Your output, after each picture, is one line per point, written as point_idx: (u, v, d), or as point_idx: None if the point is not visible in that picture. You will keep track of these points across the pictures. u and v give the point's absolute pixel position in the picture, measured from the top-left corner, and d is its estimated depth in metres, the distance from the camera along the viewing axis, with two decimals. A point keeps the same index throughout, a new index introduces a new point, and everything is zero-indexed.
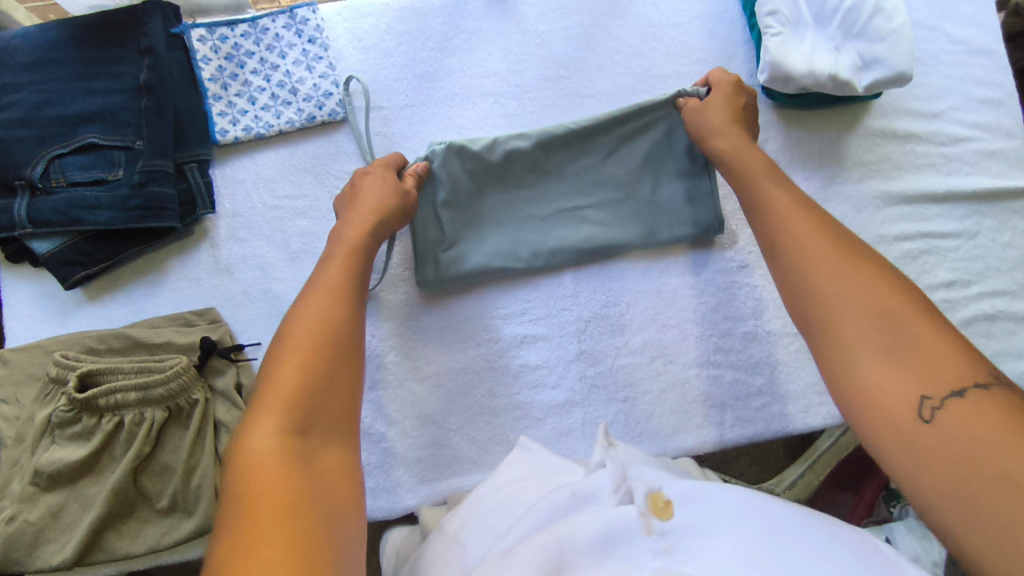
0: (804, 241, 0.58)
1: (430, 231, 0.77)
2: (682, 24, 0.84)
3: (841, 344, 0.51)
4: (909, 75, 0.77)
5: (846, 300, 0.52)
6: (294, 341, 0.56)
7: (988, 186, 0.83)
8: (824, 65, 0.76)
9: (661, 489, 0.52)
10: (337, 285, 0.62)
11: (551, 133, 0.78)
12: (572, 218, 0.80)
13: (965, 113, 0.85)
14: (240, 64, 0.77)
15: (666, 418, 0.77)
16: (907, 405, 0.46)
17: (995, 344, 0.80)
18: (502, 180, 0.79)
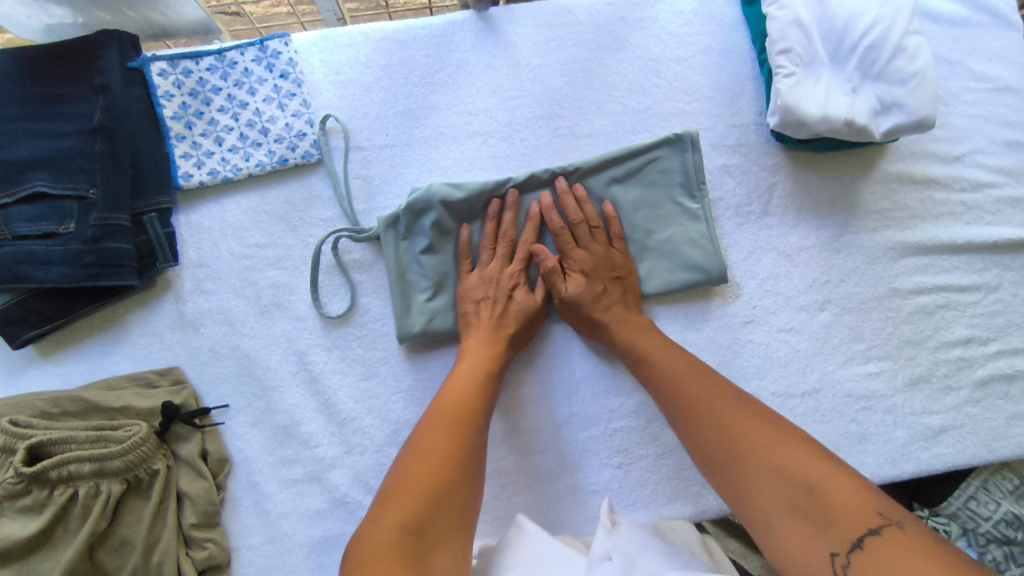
0: (704, 405, 0.62)
1: (406, 277, 0.72)
2: (686, 57, 0.78)
3: (759, 509, 0.55)
4: (931, 121, 0.71)
5: (752, 466, 0.56)
6: (416, 450, 0.58)
7: (1011, 237, 0.78)
8: (839, 110, 0.70)
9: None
10: (458, 395, 0.63)
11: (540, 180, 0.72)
12: (563, 270, 0.73)
13: (988, 157, 0.80)
14: (205, 101, 0.71)
15: (663, 485, 0.72)
16: (822, 565, 0.49)
17: (1013, 406, 0.76)
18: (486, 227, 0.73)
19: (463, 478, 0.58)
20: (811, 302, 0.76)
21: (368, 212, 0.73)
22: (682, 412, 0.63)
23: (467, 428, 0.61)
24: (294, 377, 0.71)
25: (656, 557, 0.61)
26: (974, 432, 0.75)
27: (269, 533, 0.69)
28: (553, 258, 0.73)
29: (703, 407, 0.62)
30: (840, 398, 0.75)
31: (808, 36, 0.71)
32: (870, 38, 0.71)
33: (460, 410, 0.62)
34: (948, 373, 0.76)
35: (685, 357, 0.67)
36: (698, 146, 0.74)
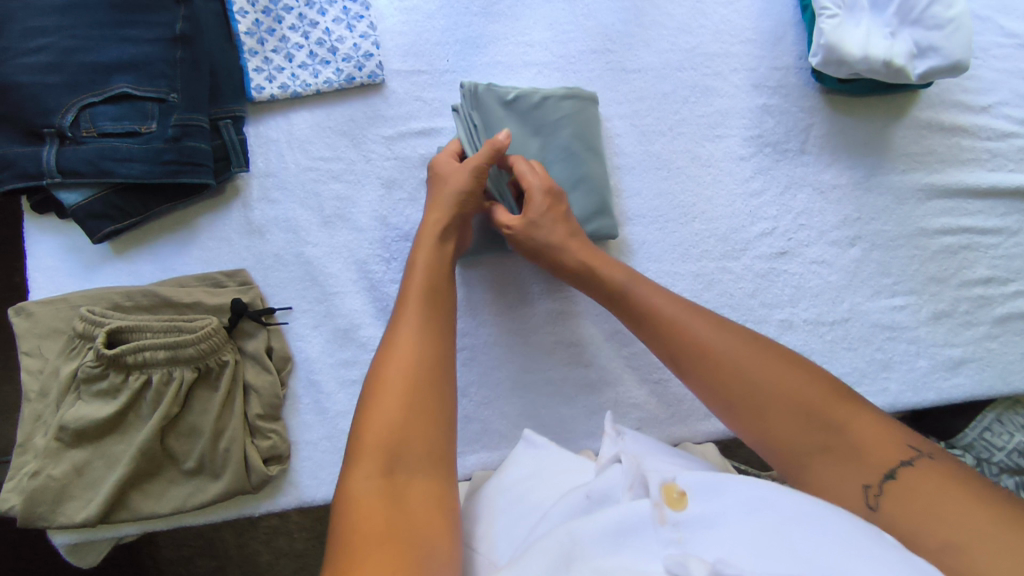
0: (719, 350, 0.58)
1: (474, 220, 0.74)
2: (732, 2, 0.82)
3: (788, 448, 0.53)
4: (965, 65, 0.75)
5: (777, 409, 0.54)
6: (386, 377, 0.55)
7: None
8: (878, 49, 0.74)
9: (674, 479, 0.48)
10: (427, 277, 0.63)
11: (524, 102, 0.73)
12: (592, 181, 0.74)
13: (1013, 109, 0.84)
14: (277, 19, 0.75)
15: (699, 402, 0.76)
16: (856, 498, 0.49)
17: None
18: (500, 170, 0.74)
19: (435, 341, 0.59)
20: (842, 238, 0.81)
21: (428, 132, 0.77)
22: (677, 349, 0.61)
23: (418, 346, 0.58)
24: (354, 285, 0.75)
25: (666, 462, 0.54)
26: (991, 365, 0.79)
27: (327, 430, 0.72)
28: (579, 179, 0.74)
29: (711, 347, 0.58)
30: (866, 328, 0.79)
31: None
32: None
33: (416, 308, 0.60)
34: (968, 309, 0.81)
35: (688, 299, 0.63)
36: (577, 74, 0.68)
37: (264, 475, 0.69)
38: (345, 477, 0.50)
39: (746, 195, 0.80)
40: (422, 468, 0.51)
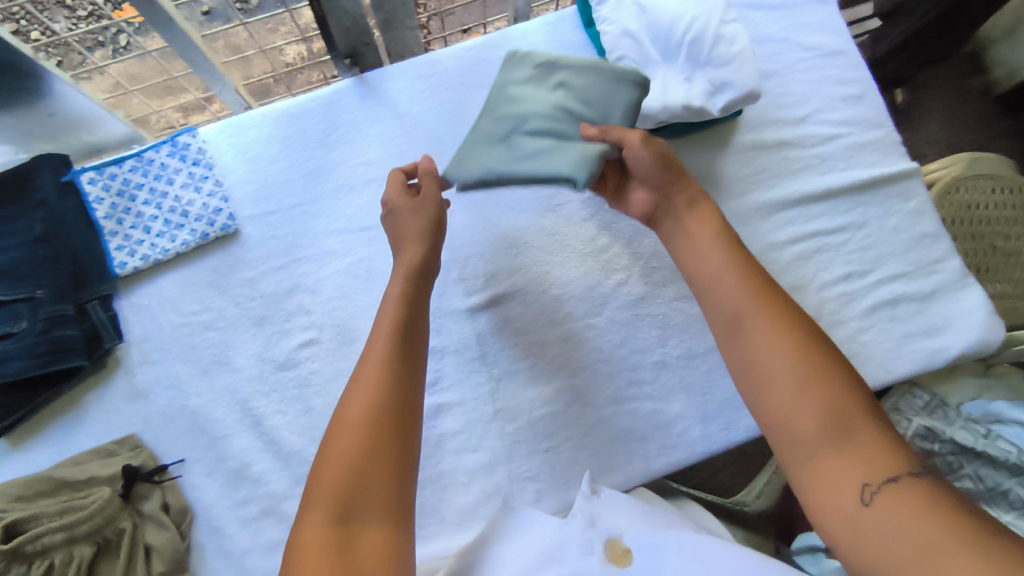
0: (759, 333, 0.62)
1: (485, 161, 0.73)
2: None
3: (794, 426, 0.58)
4: (759, 91, 0.81)
5: (853, 405, 0.57)
6: (342, 424, 0.59)
7: (865, 178, 0.86)
8: (676, 97, 0.80)
9: (620, 537, 0.65)
10: (400, 319, 0.66)
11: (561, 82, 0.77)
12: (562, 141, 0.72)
13: (830, 113, 0.88)
14: (131, 197, 0.81)
15: (595, 459, 0.79)
16: (849, 492, 0.53)
17: (901, 328, 0.83)
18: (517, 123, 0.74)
19: (410, 399, 0.62)
20: None
21: (286, 266, 0.82)
22: (728, 327, 0.65)
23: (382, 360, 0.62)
24: (240, 424, 0.78)
25: (624, 506, 0.70)
26: (870, 358, 0.82)
27: (234, 571, 0.74)
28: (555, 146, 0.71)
29: (739, 320, 0.64)
30: None
31: (638, 43, 0.83)
32: (692, 32, 0.81)
33: (380, 369, 0.62)
34: (834, 309, 0.83)
35: (757, 275, 0.67)
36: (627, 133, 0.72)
37: None
38: (301, 523, 0.54)
39: (595, 253, 0.84)
40: (376, 514, 0.55)
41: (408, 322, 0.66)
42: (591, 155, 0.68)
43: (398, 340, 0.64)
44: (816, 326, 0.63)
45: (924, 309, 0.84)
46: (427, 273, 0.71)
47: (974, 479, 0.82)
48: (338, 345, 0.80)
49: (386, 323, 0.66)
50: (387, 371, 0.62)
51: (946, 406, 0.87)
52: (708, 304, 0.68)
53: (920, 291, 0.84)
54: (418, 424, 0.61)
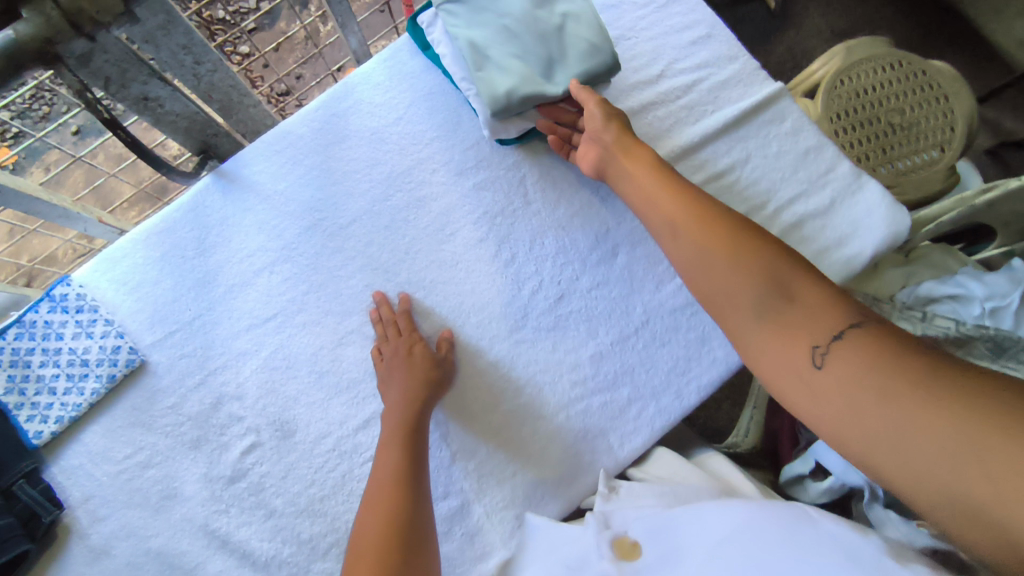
0: (691, 234, 0.66)
1: (534, 77, 0.78)
2: (400, 117, 0.88)
3: (746, 324, 0.61)
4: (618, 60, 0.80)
5: (784, 271, 0.60)
6: (366, 535, 0.64)
7: (737, 113, 0.87)
8: (532, 86, 0.77)
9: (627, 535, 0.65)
10: (411, 422, 0.73)
11: (550, 53, 0.79)
12: (528, 55, 0.78)
13: (683, 62, 0.89)
14: (26, 363, 0.78)
15: (560, 470, 0.79)
16: (805, 358, 0.55)
17: (814, 245, 0.84)
18: (521, 66, 0.78)
19: (418, 496, 0.68)
20: (604, 254, 0.84)
21: (204, 380, 0.81)
22: (670, 239, 0.68)
23: (399, 464, 0.69)
24: (210, 549, 0.77)
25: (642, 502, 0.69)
26: None
27: None
28: (543, 72, 0.78)
29: (677, 251, 0.67)
30: (666, 318, 0.82)
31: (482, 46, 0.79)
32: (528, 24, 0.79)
33: (407, 475, 0.69)
34: None
35: (671, 193, 0.70)
36: (580, 87, 0.78)
37: None
38: None
39: (502, 268, 0.83)
40: None
41: (415, 428, 0.73)
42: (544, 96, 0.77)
43: (414, 447, 0.71)
44: (756, 226, 0.66)
45: (830, 219, 0.85)
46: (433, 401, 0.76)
47: None
48: (279, 442, 0.79)
49: (393, 428, 0.73)
50: (405, 473, 0.69)
51: (879, 303, 0.88)
52: (649, 220, 0.71)
53: (819, 205, 0.86)
54: (430, 522, 0.67)
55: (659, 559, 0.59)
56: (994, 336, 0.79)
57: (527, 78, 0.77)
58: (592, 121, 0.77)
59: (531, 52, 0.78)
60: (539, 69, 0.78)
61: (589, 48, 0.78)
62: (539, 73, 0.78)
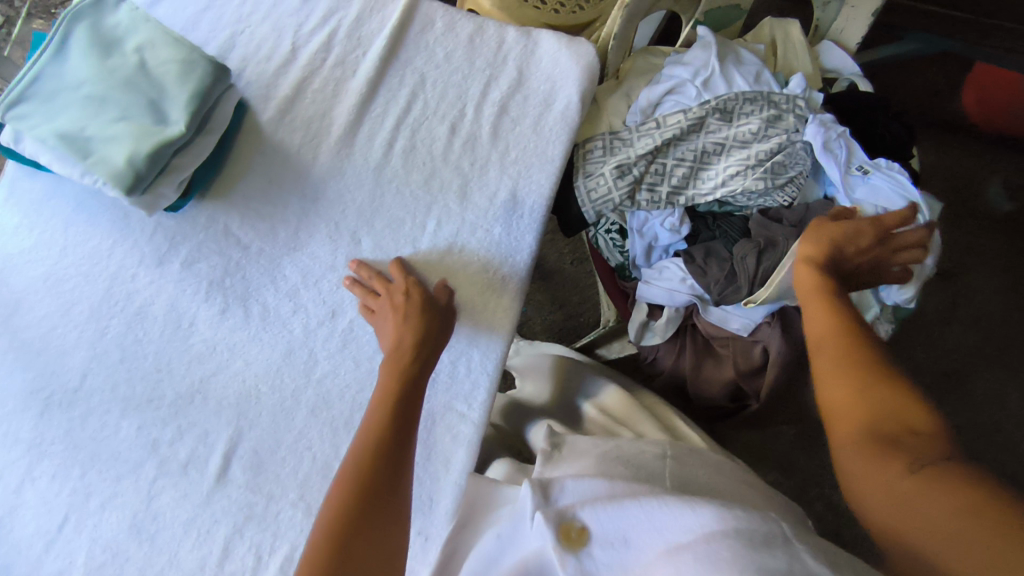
0: (809, 278, 0.68)
1: (143, 127, 0.70)
2: (64, 247, 0.79)
3: (831, 346, 0.62)
4: (222, 64, 0.76)
5: (910, 400, 0.56)
6: (349, 478, 0.61)
7: (385, 43, 0.84)
8: (149, 139, 0.69)
9: (574, 515, 0.54)
10: (403, 376, 0.69)
11: (144, 95, 0.72)
12: (124, 109, 0.71)
13: (309, 25, 0.85)
14: None
15: (431, 467, 0.74)
16: (871, 428, 0.55)
17: (525, 120, 0.82)
18: (124, 123, 0.70)
19: (395, 472, 0.62)
20: (348, 247, 0.79)
21: None
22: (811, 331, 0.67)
23: (377, 425, 0.65)
24: None
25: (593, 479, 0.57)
26: (528, 165, 0.81)
27: None
28: (149, 114, 0.71)
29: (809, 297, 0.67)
30: (439, 268, 0.78)
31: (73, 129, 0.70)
32: (111, 81, 0.72)
33: (380, 439, 0.64)
34: (469, 158, 0.81)
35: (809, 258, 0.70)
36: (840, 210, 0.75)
37: None
38: None
39: (261, 323, 0.77)
40: None
41: (408, 397, 0.67)
42: (167, 137, 0.70)
43: (405, 411, 0.66)
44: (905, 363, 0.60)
45: (525, 87, 0.84)
46: (431, 356, 0.71)
47: (680, 163, 0.84)
48: None
49: (384, 379, 0.69)
50: (389, 428, 0.65)
51: (617, 135, 0.86)
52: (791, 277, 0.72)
53: (510, 81, 0.84)
54: (402, 498, 0.62)
55: (610, 552, 0.52)
56: (715, 106, 0.83)
57: (136, 132, 0.69)
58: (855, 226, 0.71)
59: (128, 107, 0.71)
60: (143, 115, 0.70)
61: (181, 68, 0.73)
62: (146, 119, 0.70)
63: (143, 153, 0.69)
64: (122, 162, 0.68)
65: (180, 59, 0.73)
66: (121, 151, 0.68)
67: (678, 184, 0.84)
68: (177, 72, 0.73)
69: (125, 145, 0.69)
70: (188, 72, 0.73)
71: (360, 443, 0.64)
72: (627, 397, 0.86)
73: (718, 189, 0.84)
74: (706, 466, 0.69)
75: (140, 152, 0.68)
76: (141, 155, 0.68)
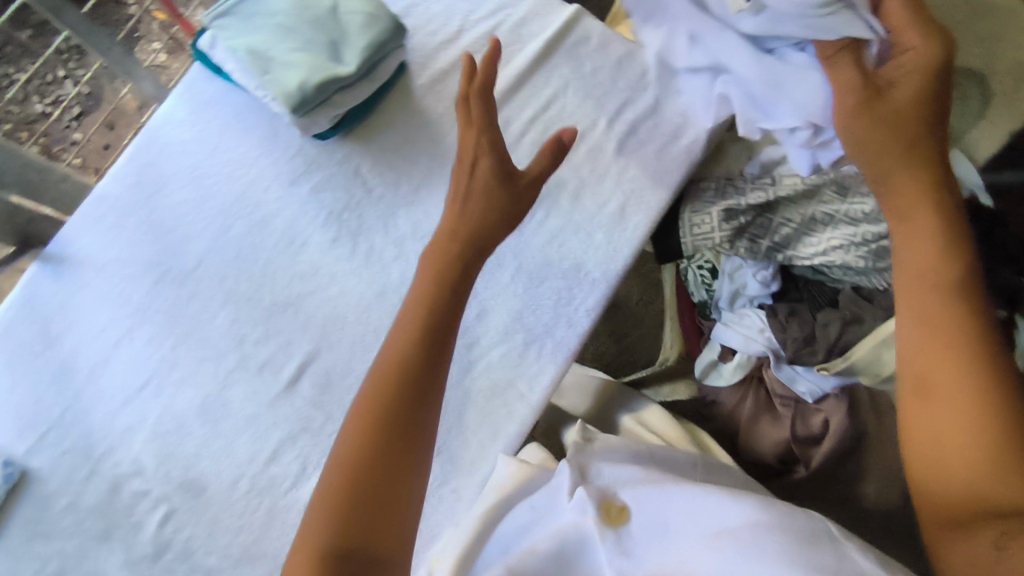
0: (913, 223, 0.66)
1: (319, 60, 0.78)
2: (216, 145, 0.86)
3: (907, 307, 0.64)
4: (402, 24, 0.84)
5: (982, 380, 0.57)
6: (368, 401, 0.61)
7: (541, 46, 0.91)
8: (321, 71, 0.77)
9: (614, 496, 0.65)
10: (437, 290, 0.67)
11: (328, 34, 0.80)
12: (309, 42, 0.79)
13: (478, 13, 0.93)
14: None
15: (483, 434, 0.78)
16: (952, 413, 0.57)
17: (648, 147, 0.87)
18: (305, 53, 0.78)
19: (418, 396, 0.61)
20: None
21: (93, 468, 0.77)
22: (908, 275, 0.65)
23: (407, 344, 0.64)
24: None
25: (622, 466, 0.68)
26: (642, 187, 0.85)
27: None
28: (328, 50, 0.79)
29: (920, 247, 0.65)
30: (537, 257, 0.83)
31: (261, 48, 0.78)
32: (305, 16, 0.81)
33: (403, 358, 0.63)
34: (589, 166, 0.86)
35: (916, 195, 0.66)
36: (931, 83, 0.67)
37: None
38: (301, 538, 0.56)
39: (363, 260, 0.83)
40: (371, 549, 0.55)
41: (445, 329, 0.65)
42: (337, 72, 0.77)
43: (433, 333, 0.65)
44: (988, 331, 0.60)
45: (657, 116, 0.89)
46: (466, 280, 0.69)
47: (787, 223, 0.86)
48: (191, 501, 0.76)
49: (418, 294, 0.67)
50: (416, 348, 0.63)
51: (732, 182, 0.89)
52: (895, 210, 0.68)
53: (644, 107, 0.89)
54: (427, 432, 0.61)
55: (646, 533, 0.62)
56: (833, 179, 0.83)
57: (313, 62, 0.77)
58: (910, 83, 0.68)
59: (312, 41, 0.79)
60: (323, 50, 0.79)
61: (367, 19, 0.81)
62: (325, 54, 0.79)
63: (313, 80, 0.76)
64: (292, 84, 0.76)
65: (367, 11, 0.82)
66: (295, 75, 0.76)
67: (780, 241, 0.87)
68: (361, 21, 0.81)
69: (299, 70, 0.76)
70: (370, 23, 0.81)
71: (382, 365, 0.63)
72: (667, 415, 0.87)
73: (818, 256, 0.85)
74: (731, 479, 0.74)
75: (311, 79, 0.76)
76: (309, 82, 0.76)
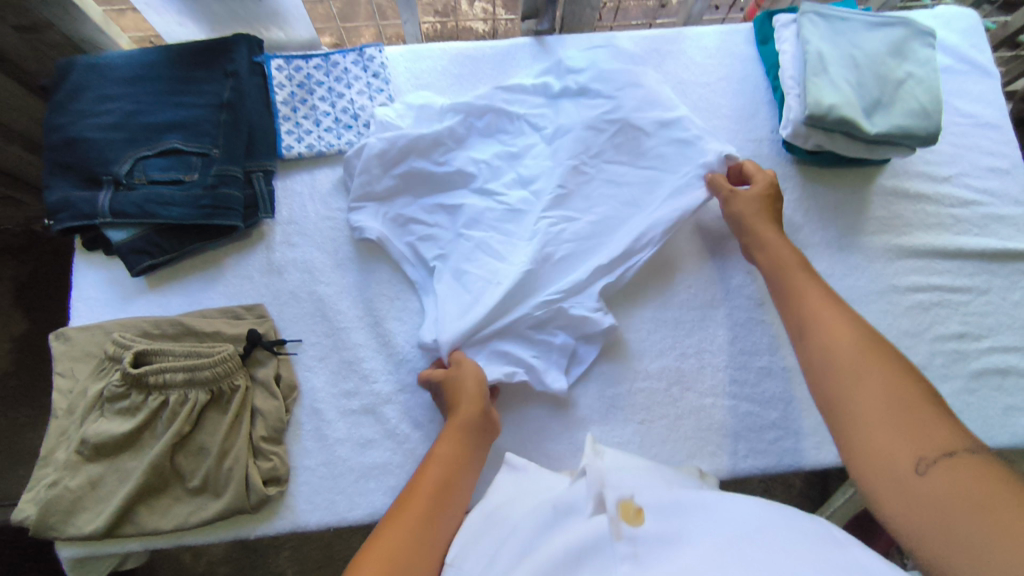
0: (825, 339, 0.63)
1: (857, 103, 0.81)
2: (709, 83, 0.95)
3: (839, 388, 0.58)
4: (938, 138, 0.83)
5: (885, 383, 0.56)
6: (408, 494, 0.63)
7: (998, 248, 0.88)
8: (851, 111, 0.81)
9: (631, 498, 0.49)
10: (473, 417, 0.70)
11: (882, 93, 0.83)
12: (860, 83, 0.83)
13: (973, 179, 0.92)
14: (310, 91, 0.89)
15: (680, 447, 0.79)
16: (901, 463, 0.49)
17: (1008, 398, 0.82)
18: (853, 89, 0.82)
19: (435, 533, 0.60)
20: None
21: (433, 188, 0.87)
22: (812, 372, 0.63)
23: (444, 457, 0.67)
24: (360, 322, 0.82)
25: (641, 471, 0.58)
26: (970, 419, 0.81)
27: (324, 456, 0.77)
28: (869, 102, 0.82)
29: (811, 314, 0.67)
30: None
31: (826, 59, 0.84)
32: (876, 67, 0.84)
33: (433, 477, 0.65)
34: (945, 363, 0.83)
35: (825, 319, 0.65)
36: None
37: (263, 494, 0.72)
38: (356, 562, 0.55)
39: (718, 249, 0.88)
40: None
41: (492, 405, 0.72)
42: (861, 122, 0.81)
43: (445, 488, 0.65)
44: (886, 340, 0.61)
45: None
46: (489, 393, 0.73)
47: None
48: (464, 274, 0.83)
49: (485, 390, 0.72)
50: (433, 487, 0.64)
51: None
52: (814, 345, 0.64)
53: None
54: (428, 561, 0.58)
55: (663, 543, 0.45)
56: None
57: (853, 99, 0.81)
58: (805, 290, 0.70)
59: (865, 86, 0.83)
60: (865, 98, 0.82)
61: (919, 109, 0.82)
62: (865, 103, 0.82)
63: (841, 111, 0.80)
64: (825, 101, 0.80)
65: (927, 104, 0.83)
66: (834, 95, 0.81)
67: None
68: (914, 108, 0.83)
69: (839, 96, 0.81)
70: (920, 113, 0.82)
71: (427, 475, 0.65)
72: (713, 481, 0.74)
73: None
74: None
75: (840, 109, 0.80)
76: (836, 110, 0.80)
